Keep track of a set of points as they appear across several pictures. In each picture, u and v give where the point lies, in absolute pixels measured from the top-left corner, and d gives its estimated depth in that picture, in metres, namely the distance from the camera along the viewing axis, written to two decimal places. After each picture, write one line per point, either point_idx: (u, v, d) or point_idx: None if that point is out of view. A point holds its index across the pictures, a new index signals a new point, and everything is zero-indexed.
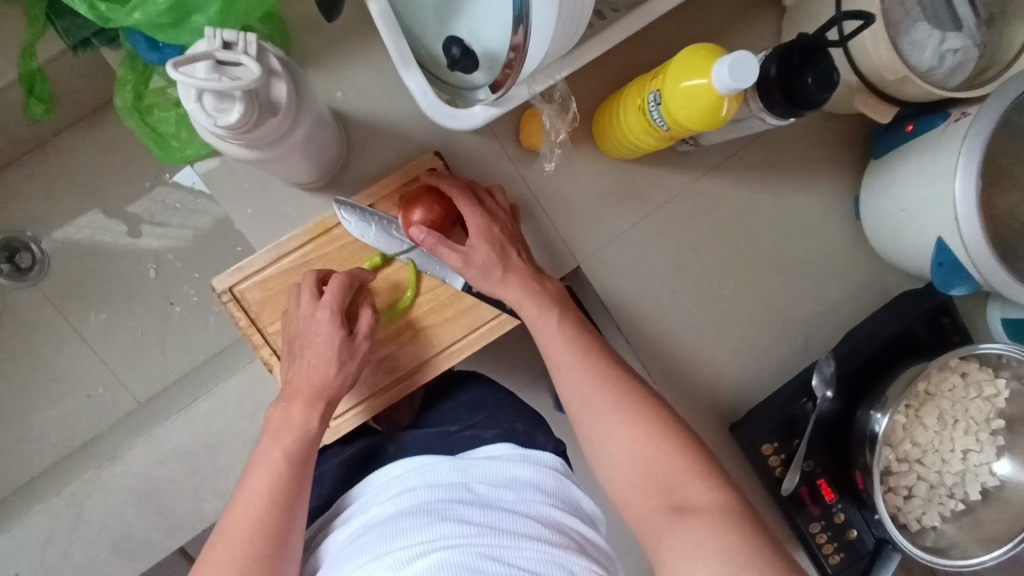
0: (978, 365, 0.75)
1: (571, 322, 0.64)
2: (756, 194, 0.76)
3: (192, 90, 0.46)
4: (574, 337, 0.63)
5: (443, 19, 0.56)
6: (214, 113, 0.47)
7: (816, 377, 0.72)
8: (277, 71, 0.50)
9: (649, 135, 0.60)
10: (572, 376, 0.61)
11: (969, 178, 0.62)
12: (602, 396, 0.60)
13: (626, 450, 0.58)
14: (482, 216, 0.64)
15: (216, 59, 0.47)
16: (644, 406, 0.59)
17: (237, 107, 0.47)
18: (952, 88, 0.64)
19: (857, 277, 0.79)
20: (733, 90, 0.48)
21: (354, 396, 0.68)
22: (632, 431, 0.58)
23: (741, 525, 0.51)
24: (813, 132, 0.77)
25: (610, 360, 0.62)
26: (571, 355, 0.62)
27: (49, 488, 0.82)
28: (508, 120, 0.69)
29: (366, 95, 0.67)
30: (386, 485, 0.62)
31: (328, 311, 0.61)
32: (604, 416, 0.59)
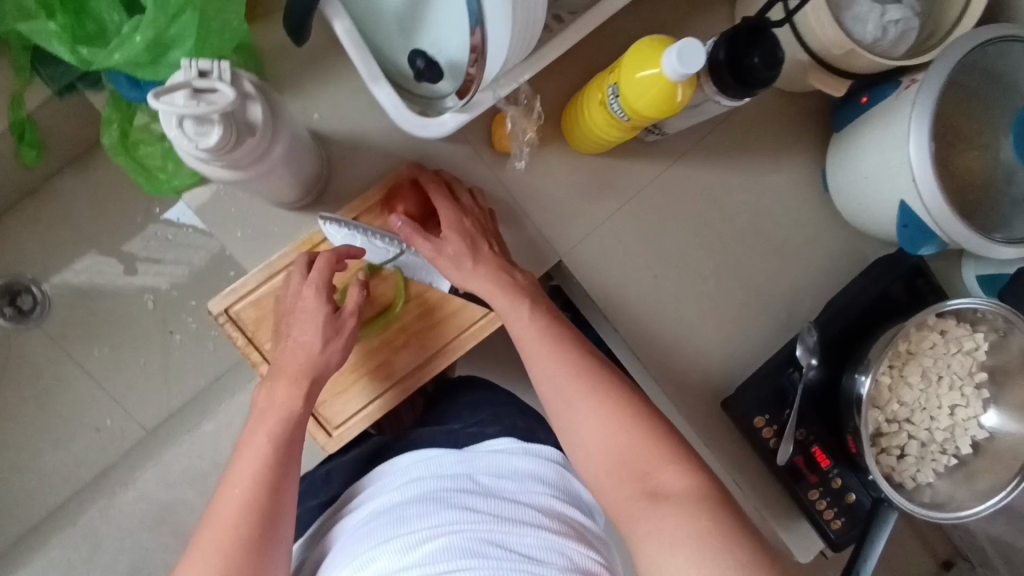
0: (955, 322, 0.78)
1: (544, 314, 0.66)
2: (725, 176, 0.79)
3: (173, 118, 0.49)
4: (547, 328, 0.65)
5: (406, 34, 0.57)
6: (194, 137, 0.49)
7: (800, 347, 0.75)
8: (251, 94, 0.53)
9: (612, 128, 0.63)
10: (546, 365, 0.64)
11: (925, 143, 0.64)
12: (575, 384, 0.62)
13: (601, 438, 0.60)
14: (453, 213, 0.67)
15: (193, 88, 0.50)
16: (618, 393, 0.62)
17: (216, 129, 0.50)
18: (899, 56, 0.67)
19: (831, 248, 0.81)
20: (684, 75, 0.51)
21: (353, 405, 0.70)
22: (606, 416, 0.60)
23: (714, 510, 0.53)
24: (775, 113, 0.80)
25: (584, 351, 0.64)
26: (544, 347, 0.64)
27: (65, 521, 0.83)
28: (480, 127, 0.72)
29: (341, 114, 0.70)
30: (394, 475, 0.65)
31: (314, 287, 0.63)
32: (579, 401, 0.62)
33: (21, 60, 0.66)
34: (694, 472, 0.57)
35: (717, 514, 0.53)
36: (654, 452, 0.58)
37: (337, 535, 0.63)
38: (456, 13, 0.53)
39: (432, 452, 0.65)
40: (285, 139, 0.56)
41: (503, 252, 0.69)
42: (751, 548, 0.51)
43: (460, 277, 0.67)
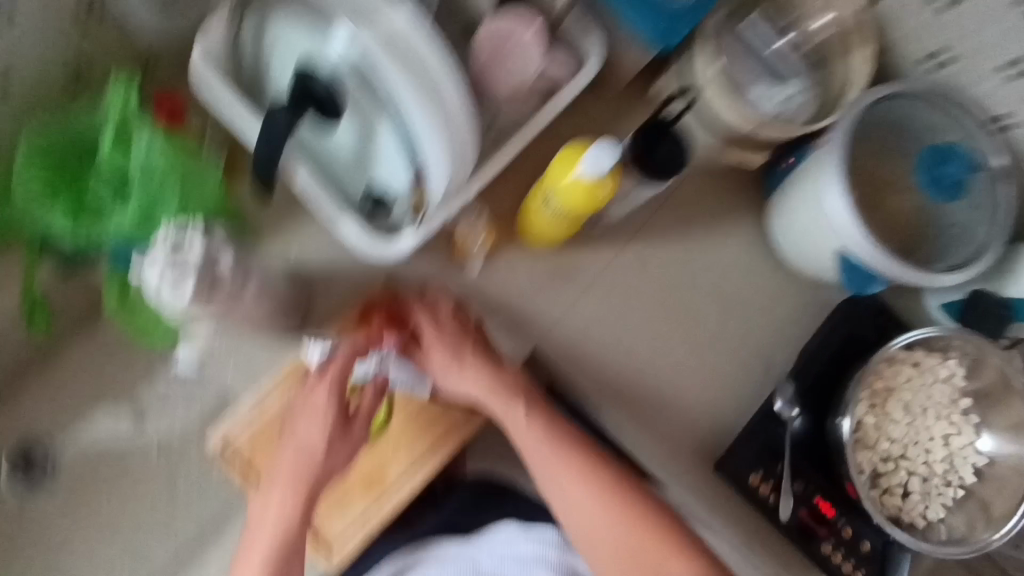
0: (926, 352, 0.79)
1: (541, 414, 0.71)
2: (677, 248, 0.84)
3: (156, 266, 0.56)
4: (545, 426, 0.70)
5: (360, 167, 0.61)
6: (172, 287, 0.57)
7: (778, 401, 0.77)
8: (222, 250, 0.60)
9: (550, 229, 0.68)
10: (546, 463, 0.69)
11: (841, 197, 0.70)
12: (578, 484, 0.68)
13: (608, 534, 0.66)
14: (439, 321, 0.72)
15: (170, 244, 0.57)
16: (617, 487, 0.68)
17: (190, 280, 0.57)
18: (804, 121, 0.72)
19: (791, 299, 0.85)
20: (603, 169, 0.59)
21: (354, 520, 0.71)
22: (606, 510, 0.67)
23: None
24: (713, 183, 0.85)
25: (583, 448, 0.69)
26: (545, 447, 0.69)
27: None
28: (441, 238, 0.78)
29: (313, 246, 0.76)
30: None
31: (323, 392, 0.69)
32: (580, 496, 0.67)
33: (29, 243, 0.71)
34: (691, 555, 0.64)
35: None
36: (654, 538, 0.65)
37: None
38: (398, 143, 0.57)
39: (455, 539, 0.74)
40: (256, 278, 0.65)
41: (490, 351, 0.73)
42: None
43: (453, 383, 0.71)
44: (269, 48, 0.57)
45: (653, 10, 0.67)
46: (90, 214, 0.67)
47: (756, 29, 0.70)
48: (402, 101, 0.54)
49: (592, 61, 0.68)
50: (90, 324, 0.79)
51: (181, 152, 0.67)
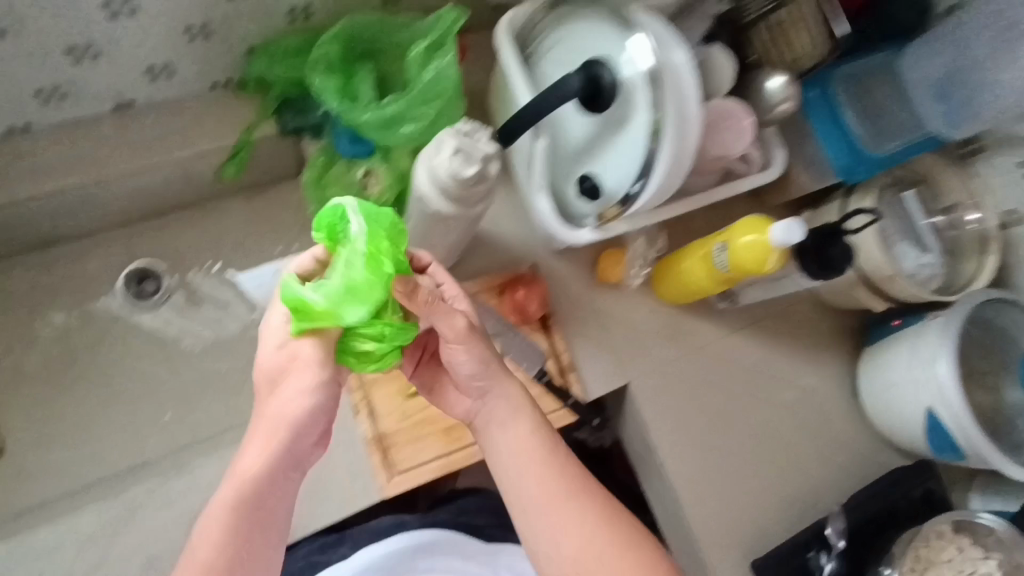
0: (971, 542, 0.83)
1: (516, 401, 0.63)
2: (774, 355, 0.93)
3: (449, 148, 0.56)
4: (528, 423, 0.62)
5: (584, 158, 0.73)
6: (455, 166, 0.56)
7: (829, 527, 0.82)
8: (492, 155, 0.56)
9: (711, 278, 0.77)
10: (510, 435, 0.62)
11: (949, 376, 0.78)
12: (564, 505, 0.59)
13: (565, 534, 0.58)
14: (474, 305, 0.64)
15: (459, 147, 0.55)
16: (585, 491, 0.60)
17: (474, 166, 0.56)
18: (930, 292, 0.83)
19: (856, 444, 0.92)
20: (787, 242, 0.67)
21: (438, 452, 0.75)
22: (579, 507, 0.59)
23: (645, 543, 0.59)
24: (814, 313, 0.95)
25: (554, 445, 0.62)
26: (528, 442, 0.62)
27: (27, 508, 0.75)
28: (589, 255, 0.87)
29: (499, 225, 0.84)
30: None
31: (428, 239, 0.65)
32: (561, 506, 0.59)
33: (291, 91, 0.77)
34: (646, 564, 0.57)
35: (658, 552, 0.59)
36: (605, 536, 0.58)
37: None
38: (627, 160, 0.68)
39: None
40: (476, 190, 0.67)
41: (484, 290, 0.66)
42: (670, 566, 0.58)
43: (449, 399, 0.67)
44: (573, 43, 0.70)
45: (843, 145, 0.80)
46: (348, 99, 0.74)
47: (909, 204, 0.85)
48: (651, 176, 0.66)
49: (775, 165, 0.82)
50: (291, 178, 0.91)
51: (452, 100, 0.73)
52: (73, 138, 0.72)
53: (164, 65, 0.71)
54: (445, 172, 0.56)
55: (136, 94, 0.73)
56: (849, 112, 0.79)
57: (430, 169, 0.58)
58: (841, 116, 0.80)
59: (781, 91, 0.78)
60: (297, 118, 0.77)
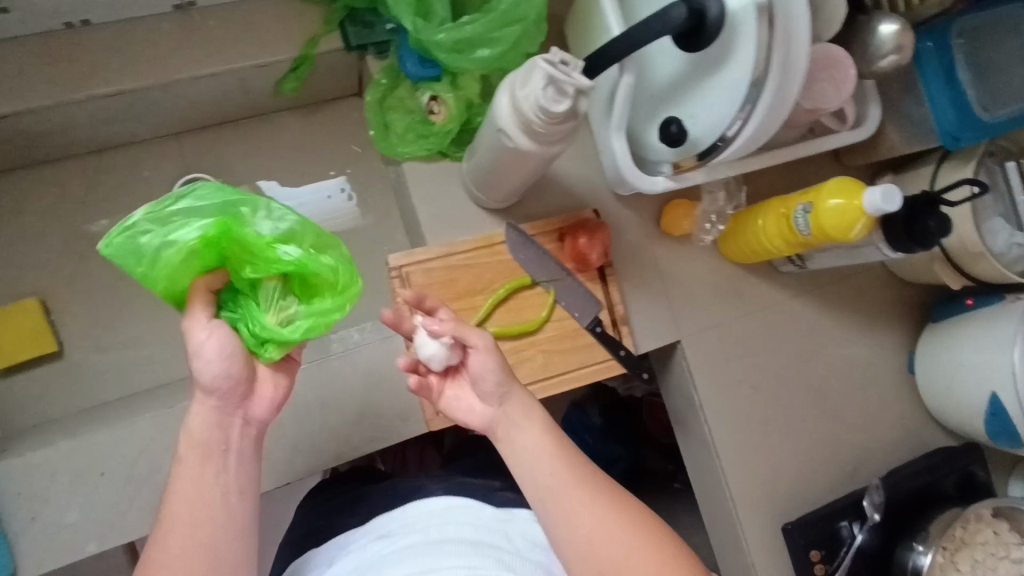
0: (1008, 527, 0.83)
1: (520, 394, 0.61)
2: (832, 324, 0.89)
3: (538, 78, 0.51)
4: (532, 408, 0.60)
5: (671, 98, 0.68)
6: (546, 101, 0.51)
7: (867, 499, 0.81)
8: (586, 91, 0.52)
9: (785, 239, 0.74)
10: (511, 424, 0.60)
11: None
12: (573, 490, 0.56)
13: (576, 522, 0.55)
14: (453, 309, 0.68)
15: (551, 76, 0.51)
16: (591, 475, 0.57)
17: (566, 102, 0.51)
18: (1015, 273, 0.77)
19: (903, 420, 0.90)
20: (882, 210, 0.62)
21: None
22: (586, 488, 0.57)
23: (655, 524, 0.56)
24: (880, 285, 0.91)
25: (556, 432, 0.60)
26: (533, 428, 0.59)
27: (79, 406, 0.76)
28: (653, 204, 0.83)
29: (564, 165, 0.80)
30: (413, 517, 0.71)
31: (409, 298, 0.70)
32: (571, 494, 0.56)
33: (360, 1, 0.72)
34: (658, 555, 0.53)
35: (668, 535, 0.55)
36: (612, 519, 0.55)
37: (348, 544, 0.72)
38: (718, 105, 0.63)
39: (457, 502, 0.72)
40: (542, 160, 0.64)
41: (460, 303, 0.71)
42: (682, 552, 0.54)
43: (457, 405, 0.63)
44: None
45: (950, 104, 0.73)
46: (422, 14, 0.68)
47: (1011, 177, 0.78)
48: (745, 125, 0.62)
49: (869, 122, 0.76)
50: (348, 97, 0.87)
51: (535, 24, 0.68)
52: (132, 34, 0.68)
53: None
54: (533, 108, 0.52)
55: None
56: (963, 69, 0.72)
57: (516, 107, 0.54)
58: (953, 72, 0.72)
59: (891, 39, 0.71)
60: (365, 34, 0.73)
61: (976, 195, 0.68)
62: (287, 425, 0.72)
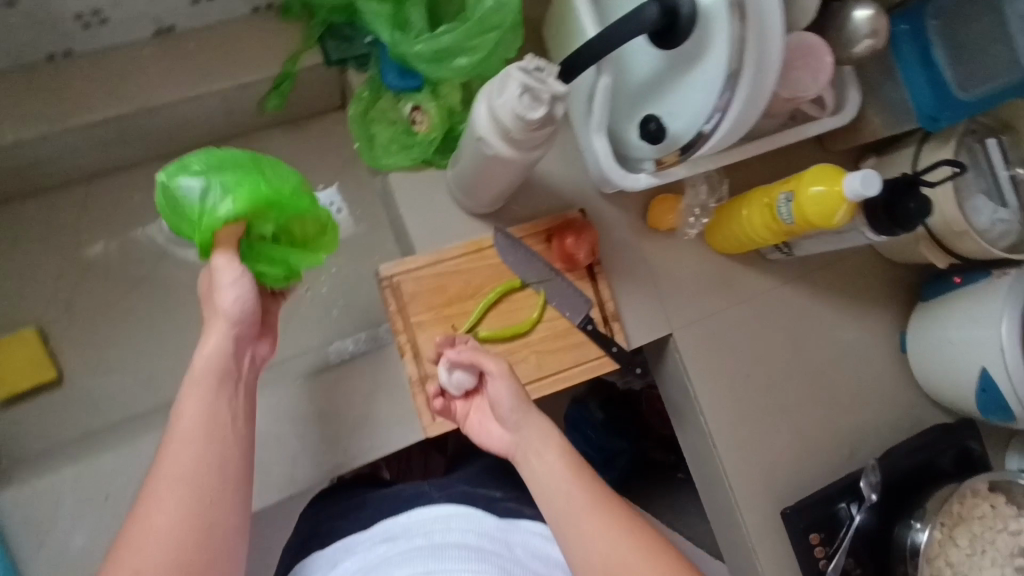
0: (1005, 500, 0.84)
1: (539, 422, 0.63)
2: (822, 309, 0.90)
3: (513, 86, 0.52)
4: (549, 435, 0.63)
5: (649, 96, 0.68)
6: (522, 108, 0.52)
7: (863, 480, 0.82)
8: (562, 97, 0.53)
9: (769, 229, 0.74)
10: (531, 451, 0.63)
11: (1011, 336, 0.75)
12: (588, 516, 0.58)
13: (592, 547, 0.56)
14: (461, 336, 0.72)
15: (526, 85, 0.51)
16: (606, 500, 0.59)
17: (541, 108, 0.52)
18: (1001, 249, 0.78)
19: (898, 400, 0.91)
20: (861, 195, 0.63)
21: None
22: (600, 514, 0.58)
23: (672, 551, 0.56)
24: (869, 268, 0.92)
25: (574, 459, 0.62)
26: (551, 455, 0.62)
27: (82, 430, 0.77)
28: (638, 201, 0.83)
29: (549, 166, 0.81)
30: (417, 523, 0.74)
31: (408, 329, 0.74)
32: (587, 520, 0.57)
33: (337, 18, 0.72)
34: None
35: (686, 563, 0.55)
36: (627, 544, 0.56)
37: (352, 548, 0.75)
38: (696, 100, 0.64)
39: (462, 510, 0.75)
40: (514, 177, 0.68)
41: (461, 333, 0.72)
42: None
43: (481, 432, 0.68)
44: None
45: (927, 85, 0.73)
46: (398, 27, 0.69)
47: (992, 154, 0.79)
48: (723, 119, 0.62)
49: (850, 106, 0.76)
50: (331, 110, 0.87)
51: (511, 31, 0.68)
52: (115, 60, 0.69)
53: None
54: (510, 116, 0.53)
55: (178, 20, 0.70)
56: (939, 50, 0.72)
57: (494, 114, 0.54)
58: (929, 54, 0.73)
59: (866, 26, 0.72)
60: (344, 47, 0.74)
61: (955, 175, 0.69)
62: (287, 438, 0.73)
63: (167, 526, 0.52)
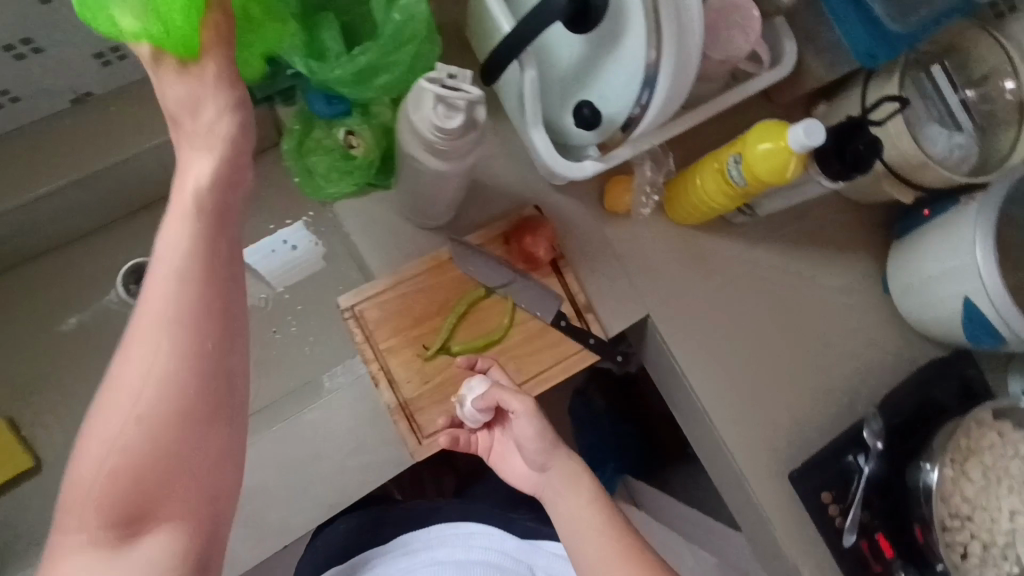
0: (1012, 426, 0.82)
1: (569, 461, 0.64)
2: (798, 264, 0.89)
3: (427, 98, 0.51)
4: (579, 475, 0.64)
5: (578, 81, 0.67)
6: (440, 119, 0.50)
7: (866, 430, 0.82)
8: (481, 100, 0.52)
9: (724, 194, 0.73)
10: (558, 488, 0.63)
11: (988, 259, 0.73)
12: (613, 556, 0.59)
13: None
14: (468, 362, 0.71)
15: (440, 95, 0.50)
16: (633, 542, 0.60)
17: (460, 116, 0.51)
18: (963, 174, 0.77)
19: (889, 342, 0.89)
20: (806, 146, 0.62)
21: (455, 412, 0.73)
22: (626, 556, 0.59)
23: None
24: (838, 215, 0.91)
25: (603, 500, 0.63)
26: (579, 495, 0.63)
27: None
28: (593, 187, 0.82)
29: (496, 167, 0.80)
30: (443, 542, 0.79)
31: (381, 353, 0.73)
32: (611, 562, 0.59)
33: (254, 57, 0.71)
34: None
35: None
36: None
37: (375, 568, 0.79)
38: (623, 77, 0.62)
39: (485, 528, 0.80)
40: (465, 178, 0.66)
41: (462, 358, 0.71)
42: None
43: (505, 462, 0.68)
44: None
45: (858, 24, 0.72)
46: (315, 55, 0.68)
47: (938, 81, 0.78)
48: (654, 92, 0.61)
49: (788, 57, 0.74)
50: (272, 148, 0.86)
51: (427, 39, 0.66)
52: (38, 137, 0.68)
53: (115, 49, 0.66)
54: (428, 129, 0.52)
55: (92, 87, 0.70)
56: None
57: (413, 129, 0.53)
58: None
59: None
60: (268, 83, 0.73)
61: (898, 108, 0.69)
62: (277, 486, 0.72)
63: (141, 415, 0.43)
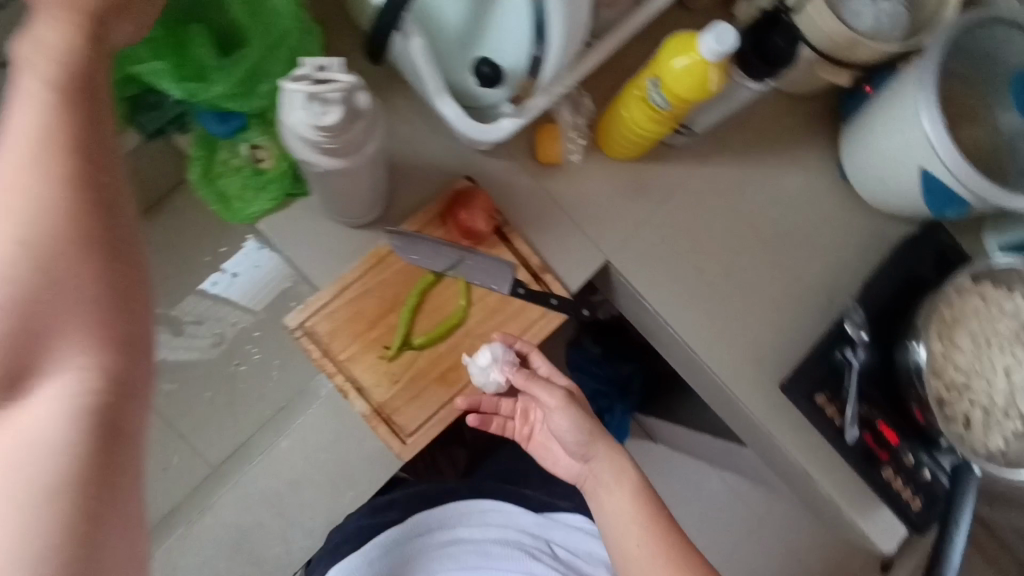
0: (993, 286, 0.81)
1: (612, 451, 0.69)
2: (750, 171, 0.85)
3: (296, 98, 0.47)
4: (618, 465, 0.69)
5: (470, 39, 0.62)
6: (317, 117, 0.47)
7: (849, 324, 0.80)
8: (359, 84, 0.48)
9: (652, 121, 0.69)
10: (601, 476, 0.69)
11: (935, 124, 0.70)
12: (649, 534, 0.66)
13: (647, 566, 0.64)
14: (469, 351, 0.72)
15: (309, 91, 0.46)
16: (668, 523, 0.67)
17: (336, 109, 0.47)
18: (895, 42, 0.74)
19: (857, 229, 0.87)
20: (720, 54, 0.58)
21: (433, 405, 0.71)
22: (660, 536, 0.65)
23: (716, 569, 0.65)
24: (781, 111, 0.87)
25: (643, 486, 0.68)
26: (619, 485, 0.68)
27: None
28: (522, 143, 0.78)
29: (416, 145, 0.76)
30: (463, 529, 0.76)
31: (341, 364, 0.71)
32: (646, 543, 0.65)
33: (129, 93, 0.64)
34: None
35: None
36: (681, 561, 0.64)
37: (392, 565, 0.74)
38: (518, 25, 0.59)
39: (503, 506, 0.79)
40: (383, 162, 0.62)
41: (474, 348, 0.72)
42: None
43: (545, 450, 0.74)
44: None
45: None
46: (192, 75, 0.62)
47: None
48: (550, 37, 0.57)
49: None
50: None
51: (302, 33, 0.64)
52: None
53: None
54: (308, 130, 0.48)
55: None
56: None
57: (294, 132, 0.49)
58: None
59: None
60: (154, 117, 0.68)
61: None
62: (273, 516, 0.72)
63: (24, 251, 0.37)
